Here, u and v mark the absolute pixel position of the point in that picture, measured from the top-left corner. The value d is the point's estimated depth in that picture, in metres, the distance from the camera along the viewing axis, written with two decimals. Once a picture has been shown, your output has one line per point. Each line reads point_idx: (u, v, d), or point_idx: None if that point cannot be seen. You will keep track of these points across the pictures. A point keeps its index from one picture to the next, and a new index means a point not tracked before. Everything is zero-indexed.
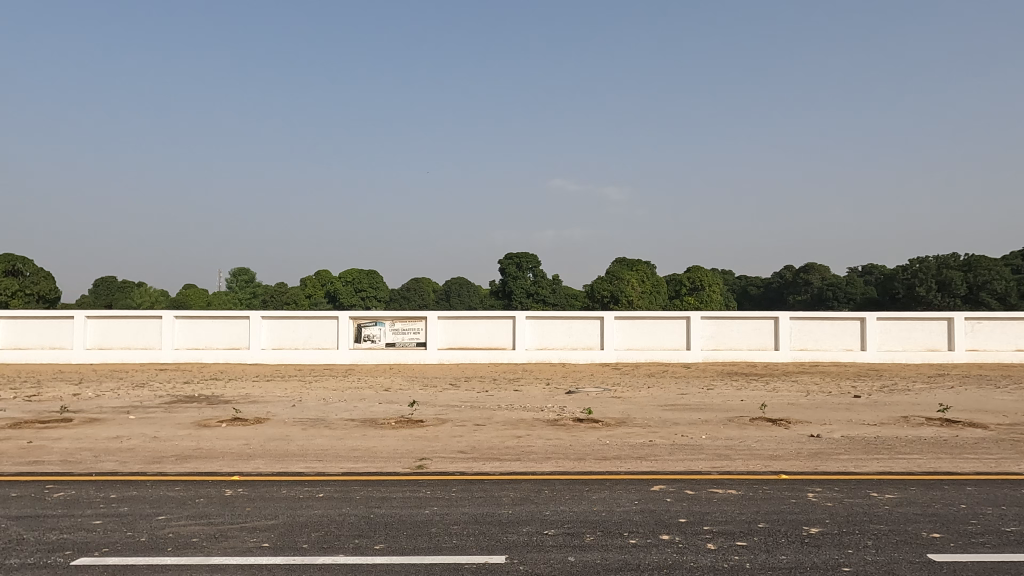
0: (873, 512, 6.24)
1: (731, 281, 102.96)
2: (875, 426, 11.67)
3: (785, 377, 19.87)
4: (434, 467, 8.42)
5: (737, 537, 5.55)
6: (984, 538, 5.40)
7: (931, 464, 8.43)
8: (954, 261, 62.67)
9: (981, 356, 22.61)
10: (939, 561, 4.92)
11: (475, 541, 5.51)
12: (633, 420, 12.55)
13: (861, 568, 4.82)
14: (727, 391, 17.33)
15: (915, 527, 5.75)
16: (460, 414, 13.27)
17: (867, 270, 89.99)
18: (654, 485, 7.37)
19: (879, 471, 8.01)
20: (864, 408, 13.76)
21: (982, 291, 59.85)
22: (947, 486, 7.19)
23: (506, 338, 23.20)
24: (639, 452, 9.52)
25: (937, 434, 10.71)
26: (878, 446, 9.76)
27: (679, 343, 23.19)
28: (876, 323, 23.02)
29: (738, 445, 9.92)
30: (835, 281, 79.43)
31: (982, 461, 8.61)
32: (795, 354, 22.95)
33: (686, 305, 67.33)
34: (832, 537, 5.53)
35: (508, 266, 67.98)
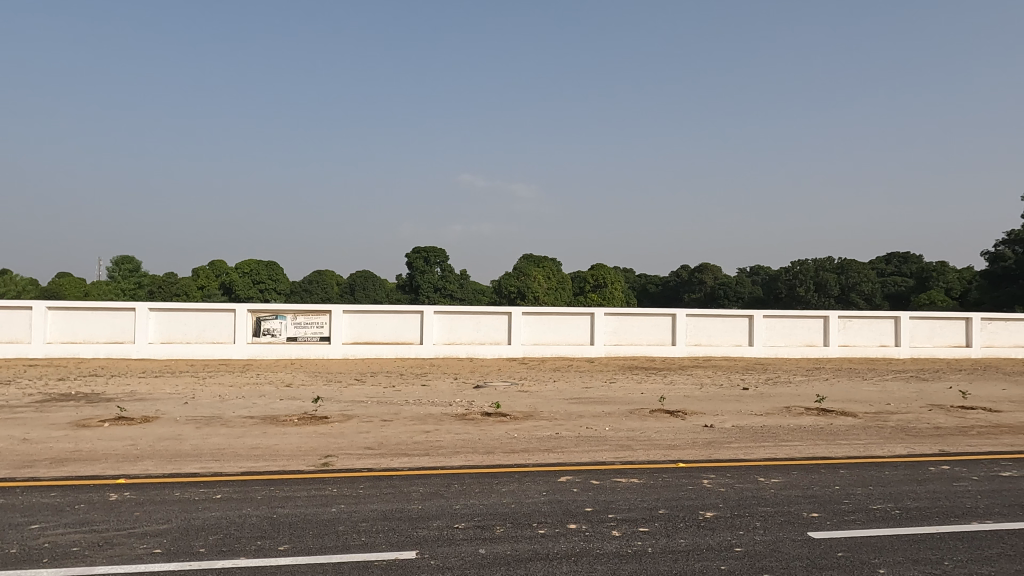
0: (761, 495, 6.72)
1: (632, 279, 107.16)
2: (761, 415, 12.56)
3: (681, 370, 20.95)
4: (340, 464, 8.22)
5: (640, 523, 5.81)
6: (855, 516, 5.96)
7: (809, 450, 9.17)
8: (829, 264, 68.56)
9: (852, 351, 24.79)
10: (818, 538, 5.38)
11: (384, 537, 5.43)
12: (540, 414, 12.81)
13: (750, 547, 5.18)
14: (628, 384, 18.05)
15: (797, 508, 6.24)
16: (367, 410, 13.01)
17: (754, 271, 96.37)
18: (561, 476, 7.57)
19: (765, 458, 8.62)
20: (751, 399, 14.79)
21: (853, 292, 65.71)
22: (825, 470, 7.86)
23: (414, 333, 22.96)
24: (546, 444, 9.72)
25: (816, 422, 11.66)
26: (764, 434, 10.51)
27: (583, 339, 23.86)
28: (762, 321, 24.69)
29: (639, 436, 10.36)
30: (726, 281, 84.69)
31: (853, 446, 9.49)
32: (690, 349, 24.20)
33: (590, 302, 69.25)
34: (725, 520, 5.90)
35: (416, 260, 66.96)
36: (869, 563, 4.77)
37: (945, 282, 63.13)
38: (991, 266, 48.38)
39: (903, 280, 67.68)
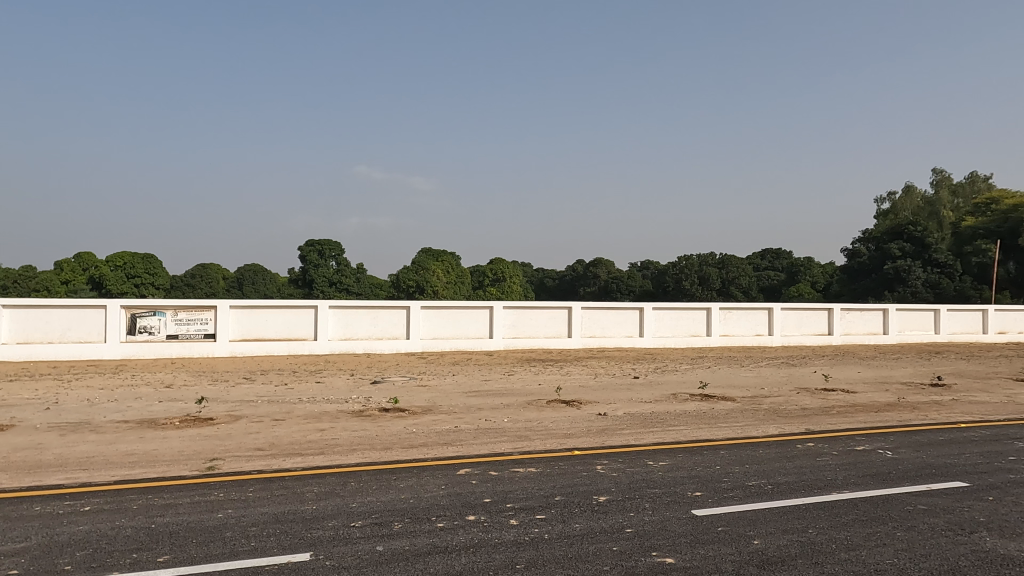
0: (649, 478, 7.08)
1: (529, 274, 109.10)
2: (650, 402, 13.22)
3: (577, 362, 21.60)
4: (227, 467, 7.80)
5: (536, 511, 5.95)
6: (733, 492, 6.43)
7: (693, 433, 9.77)
8: (711, 260, 73.21)
9: (731, 340, 26.57)
10: (701, 515, 5.74)
11: (276, 541, 5.22)
12: (438, 408, 12.77)
13: (640, 528, 5.44)
14: (526, 376, 18.39)
15: (682, 488, 6.64)
16: (257, 409, 12.42)
17: (644, 265, 100.91)
18: (459, 469, 7.59)
19: (653, 442, 9.09)
20: (641, 388, 15.53)
21: (732, 285, 70.50)
22: (707, 451, 8.41)
23: (307, 329, 22.12)
24: (445, 438, 9.71)
25: (699, 407, 12.43)
26: (652, 420, 11.09)
27: (482, 332, 23.99)
28: (652, 313, 25.92)
29: (536, 426, 10.59)
30: (619, 276, 88.25)
31: (731, 428, 10.21)
32: (585, 341, 24.98)
33: (489, 296, 69.72)
34: (616, 503, 6.16)
35: (309, 253, 64.83)
36: (745, 535, 5.16)
37: (809, 277, 70.22)
38: (850, 262, 53.51)
39: (775, 274, 73.37)
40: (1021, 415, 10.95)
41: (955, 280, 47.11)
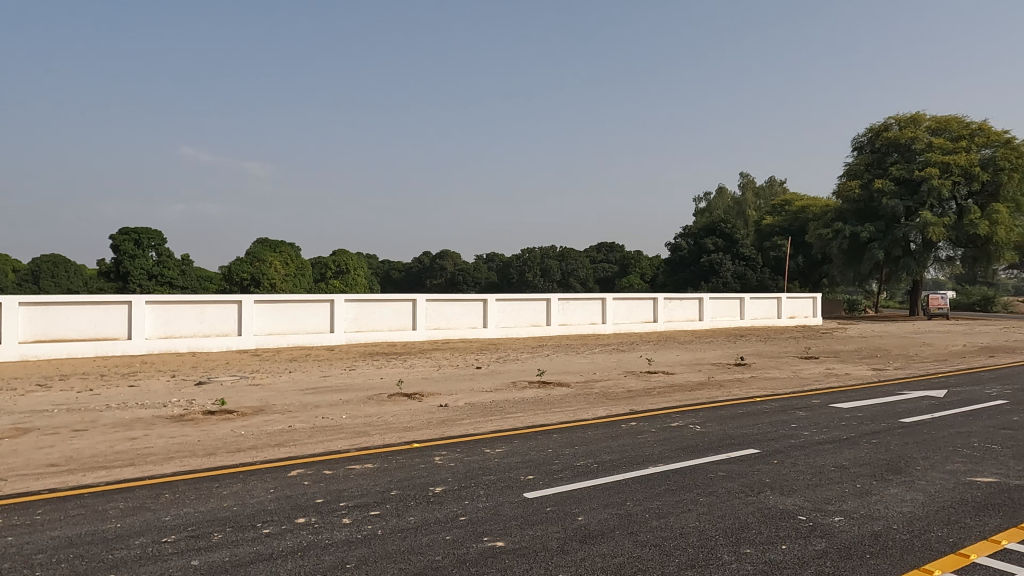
0: (485, 465, 7.26)
1: (375, 265, 106.77)
2: (491, 392, 13.55)
3: (421, 354, 21.52)
4: (9, 488, 6.76)
5: (371, 507, 5.85)
6: (562, 473, 6.79)
7: (529, 419, 10.19)
8: (552, 253, 76.59)
9: (569, 329, 27.98)
10: (532, 497, 5.99)
11: (68, 568, 4.61)
12: (272, 407, 12.08)
13: (473, 515, 5.56)
14: (368, 370, 17.98)
15: (515, 473, 6.88)
16: (52, 420, 10.89)
17: (489, 258, 103.04)
18: (291, 471, 7.24)
19: (491, 430, 9.33)
20: (483, 378, 15.88)
21: (571, 277, 74.35)
22: (540, 436, 8.80)
23: (119, 328, 19.82)
24: (277, 439, 9.20)
25: (537, 394, 12.95)
26: (492, 408, 11.38)
27: (322, 326, 23.05)
28: (495, 304, 26.52)
29: (376, 421, 10.41)
30: (465, 268, 89.37)
31: (564, 412, 10.78)
32: (430, 333, 24.95)
33: (332, 288, 67.12)
34: (452, 492, 6.24)
35: (123, 242, 57.96)
36: (571, 513, 5.46)
37: (640, 269, 75.78)
38: (673, 255, 58.62)
39: (610, 266, 78.33)
40: (802, 388, 12.73)
41: (757, 272, 53.49)
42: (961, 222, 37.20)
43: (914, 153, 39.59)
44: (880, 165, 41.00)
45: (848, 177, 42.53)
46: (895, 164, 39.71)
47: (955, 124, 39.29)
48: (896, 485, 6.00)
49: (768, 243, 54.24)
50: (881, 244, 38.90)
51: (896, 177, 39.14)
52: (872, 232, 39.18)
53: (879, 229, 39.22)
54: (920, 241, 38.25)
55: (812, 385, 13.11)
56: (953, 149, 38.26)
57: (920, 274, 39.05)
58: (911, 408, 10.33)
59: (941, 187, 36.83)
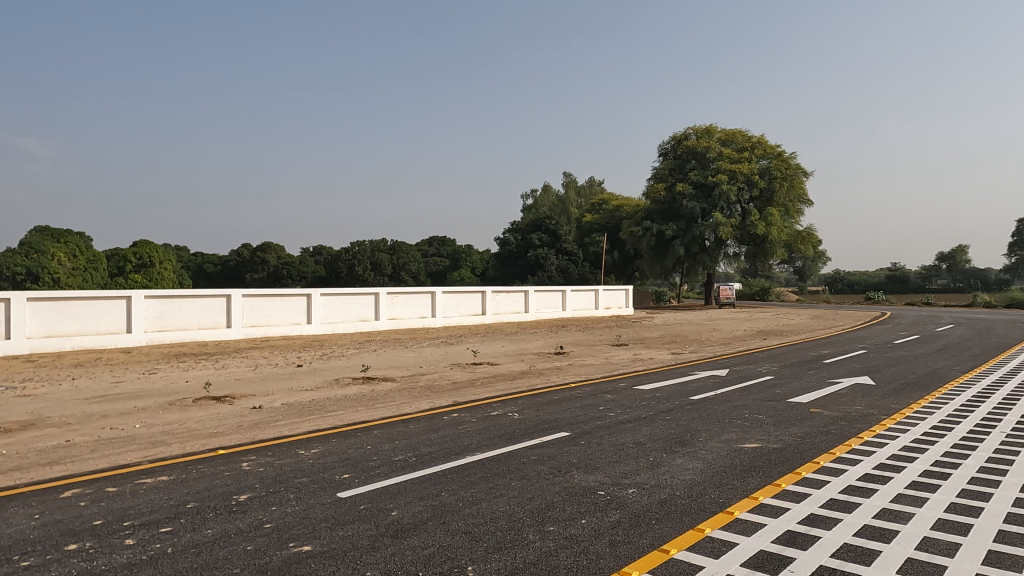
0: (298, 467, 6.91)
1: (185, 258, 97.26)
2: (311, 390, 12.95)
3: (236, 353, 19.97)
4: None
5: (162, 524, 5.29)
6: (379, 470, 6.67)
7: (349, 417, 9.89)
8: (383, 246, 75.27)
9: (398, 323, 27.63)
10: (345, 497, 5.82)
11: None
12: (46, 420, 10.47)
13: (280, 521, 5.26)
14: (172, 373, 16.29)
15: (330, 473, 6.64)
16: None
17: (316, 251, 98.68)
18: (64, 492, 6.32)
19: (307, 431, 8.91)
20: (303, 376, 15.12)
21: (403, 270, 73.66)
22: (360, 433, 8.58)
23: None
24: (50, 457, 7.98)
25: (360, 390, 12.62)
26: (311, 408, 10.88)
27: (116, 327, 20.43)
28: (320, 299, 25.36)
29: (176, 429, 9.45)
30: (290, 261, 84.76)
31: (387, 407, 10.62)
32: (247, 330, 23.22)
33: (131, 283, 59.78)
34: (258, 499, 5.86)
35: None
36: (384, 509, 5.39)
37: (471, 263, 77.10)
38: (502, 249, 60.34)
39: (441, 260, 78.67)
40: (612, 373, 13.78)
41: (578, 266, 56.92)
42: (744, 223, 42.62)
43: (709, 160, 44.58)
44: (681, 170, 45.61)
45: (655, 180, 46.80)
46: (693, 170, 44.41)
47: (740, 137, 44.90)
48: (681, 456, 6.71)
49: (588, 239, 57.97)
50: (682, 241, 43.34)
51: (694, 181, 43.80)
52: (675, 230, 43.49)
53: (680, 227, 43.64)
54: (713, 239, 43.20)
55: (620, 370, 14.25)
56: (739, 158, 43.71)
57: (713, 268, 44.15)
58: (699, 387, 11.64)
59: (729, 191, 41.90)
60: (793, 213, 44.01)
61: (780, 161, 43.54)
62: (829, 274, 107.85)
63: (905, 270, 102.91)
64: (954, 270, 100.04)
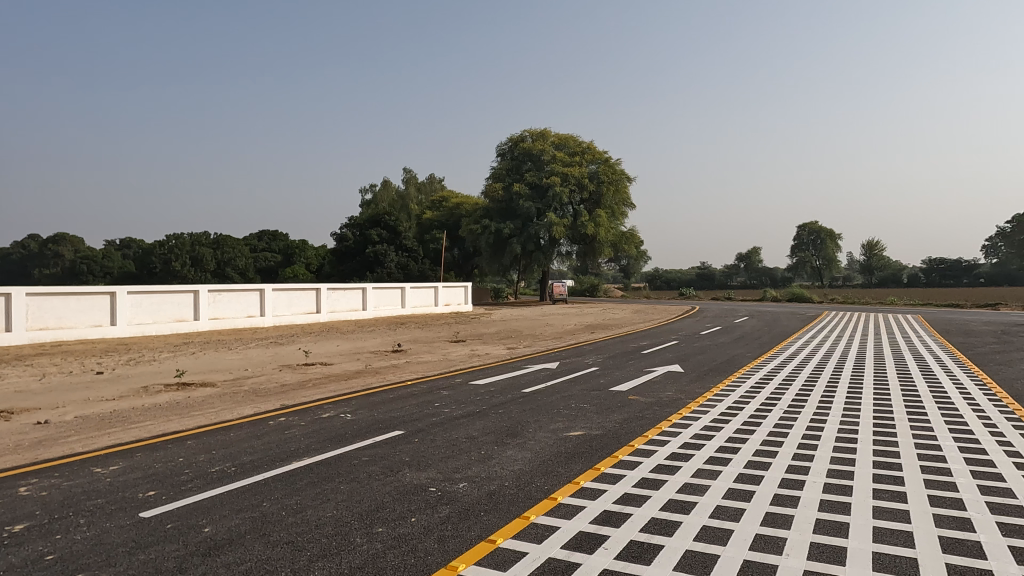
0: (91, 488, 6.11)
1: None
2: (113, 400, 11.52)
3: (17, 361, 17.19)
4: None
5: None
6: (192, 483, 6.11)
7: (159, 427, 8.95)
8: (204, 240, 69.29)
9: (221, 323, 25.48)
10: (149, 516, 5.25)
11: None
12: None
13: (67, 550, 4.61)
14: None
15: (132, 491, 5.95)
16: None
17: (124, 244, 88.30)
18: None
19: (106, 446, 7.91)
20: (103, 384, 13.41)
21: (228, 266, 68.34)
22: (171, 445, 7.80)
23: None
24: None
25: (173, 397, 11.47)
26: (112, 419, 9.68)
27: None
28: (127, 297, 22.62)
29: None
30: (90, 255, 75.01)
31: (205, 415, 9.77)
32: (32, 335, 19.98)
33: None
34: (39, 528, 5.08)
35: None
36: (195, 526, 4.95)
37: (304, 259, 73.37)
38: (338, 245, 58.12)
39: (271, 256, 74.05)
40: (449, 369, 13.87)
41: (418, 263, 56.58)
42: (575, 223, 45.08)
43: (543, 162, 46.50)
44: (518, 171, 47.15)
45: (493, 179, 47.91)
46: (529, 171, 46.07)
47: (571, 142, 47.41)
48: (511, 447, 6.94)
49: (428, 235, 57.79)
50: (519, 239, 44.78)
51: (530, 182, 45.44)
52: (512, 229, 44.86)
53: (517, 226, 45.07)
54: (547, 238, 45.15)
55: (456, 366, 14.39)
56: (570, 162, 46.12)
57: (547, 266, 46.18)
58: (531, 380, 12.13)
59: (561, 193, 44.08)
60: (618, 216, 47.37)
61: (606, 167, 46.66)
62: (649, 272, 117.62)
63: (712, 268, 115.27)
64: (750, 269, 114.06)
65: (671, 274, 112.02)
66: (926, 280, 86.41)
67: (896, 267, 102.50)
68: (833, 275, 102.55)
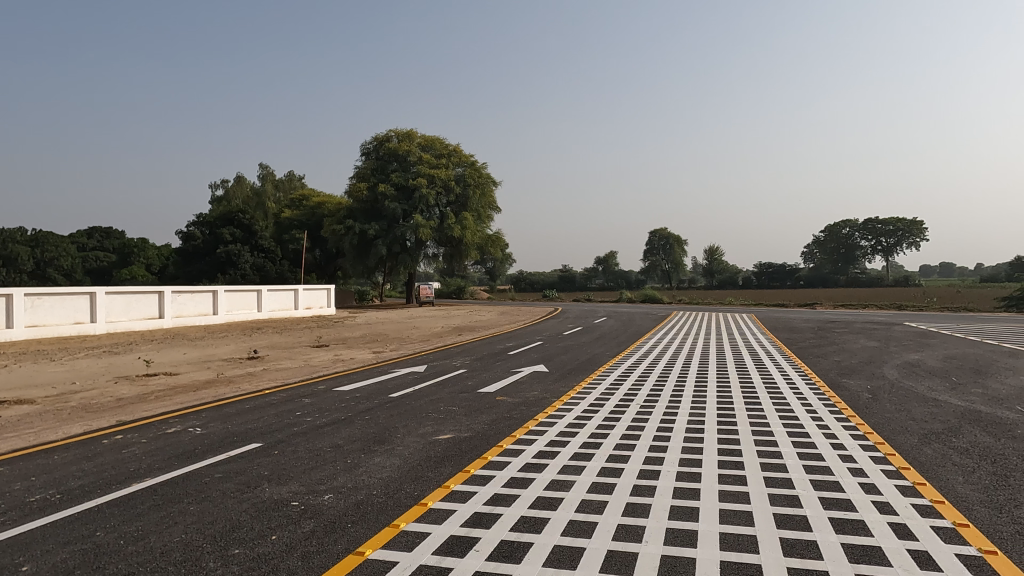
0: None
1: None
2: None
3: None
4: None
5: None
6: (3, 517, 5.31)
7: None
8: (19, 236, 60.94)
9: (41, 331, 22.40)
10: None
11: None
12: None
13: None
14: None
15: None
16: None
17: None
18: None
19: None
20: None
21: (50, 266, 60.60)
22: None
23: None
24: None
25: None
26: None
27: None
28: None
29: None
30: None
31: (23, 436, 8.55)
32: None
33: None
34: None
35: None
36: (10, 565, 4.30)
37: (144, 259, 66.80)
38: (185, 244, 53.52)
39: (104, 256, 66.74)
40: (311, 376, 13.24)
41: (276, 264, 53.54)
42: (442, 225, 45.01)
43: (409, 163, 45.97)
44: (383, 171, 46.22)
45: (357, 178, 46.57)
46: (395, 172, 45.33)
47: (438, 144, 47.36)
48: (378, 454, 6.77)
49: (287, 235, 54.95)
50: (384, 240, 43.89)
51: (396, 183, 44.74)
52: (377, 230, 43.87)
53: (383, 227, 44.18)
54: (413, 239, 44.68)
55: (319, 373, 13.78)
56: (437, 165, 46.05)
57: (414, 268, 45.68)
58: (398, 384, 11.92)
59: (428, 195, 43.88)
60: (484, 219, 48.00)
61: (472, 170, 47.19)
62: (514, 274, 120.53)
63: (572, 271, 120.38)
64: (607, 272, 120.65)
65: (534, 276, 115.60)
66: (758, 282, 96.09)
67: (732, 270, 113.25)
68: (680, 277, 111.17)
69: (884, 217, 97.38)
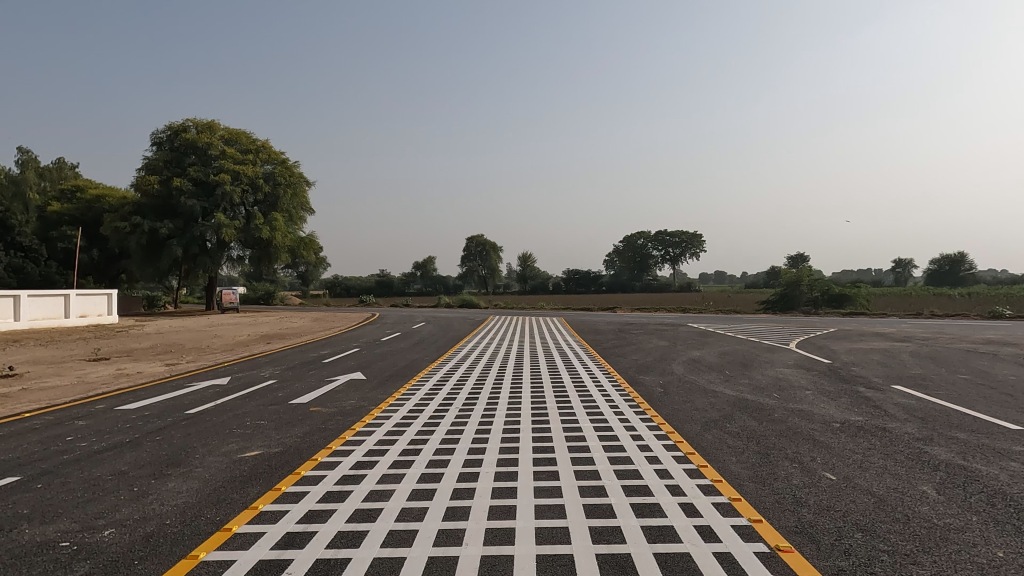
0: None
1: None
2: None
3: None
4: None
5: None
6: None
7: None
8: None
9: None
10: None
11: None
12: None
13: None
14: None
15: None
16: None
17: None
18: None
19: None
20: None
21: None
22: None
23: None
24: None
25: None
26: None
27: None
28: None
29: None
30: None
31: None
32: None
33: None
34: None
35: None
36: None
37: None
38: None
39: None
40: (86, 394, 11.48)
41: (40, 266, 46.19)
42: (248, 226, 41.78)
43: (211, 158, 42.07)
44: (179, 164, 41.77)
45: (146, 171, 41.54)
46: (193, 165, 41.14)
47: (244, 138, 44.13)
48: (173, 478, 6.06)
49: (54, 232, 47.19)
50: (179, 240, 39.60)
51: (194, 178, 40.62)
52: (170, 229, 39.42)
53: (177, 226, 39.85)
54: (215, 240, 40.85)
55: (96, 390, 12.01)
56: (243, 160, 42.75)
57: (214, 271, 41.75)
58: (195, 398, 10.82)
59: (233, 193, 40.57)
60: (295, 219, 45.64)
61: (283, 169, 44.63)
62: (329, 279, 115.19)
63: (390, 277, 118.45)
64: (426, 278, 120.77)
65: (351, 281, 111.48)
66: (567, 288, 102.04)
67: (544, 276, 119.77)
68: (496, 283, 114.41)
69: (672, 230, 109.56)
